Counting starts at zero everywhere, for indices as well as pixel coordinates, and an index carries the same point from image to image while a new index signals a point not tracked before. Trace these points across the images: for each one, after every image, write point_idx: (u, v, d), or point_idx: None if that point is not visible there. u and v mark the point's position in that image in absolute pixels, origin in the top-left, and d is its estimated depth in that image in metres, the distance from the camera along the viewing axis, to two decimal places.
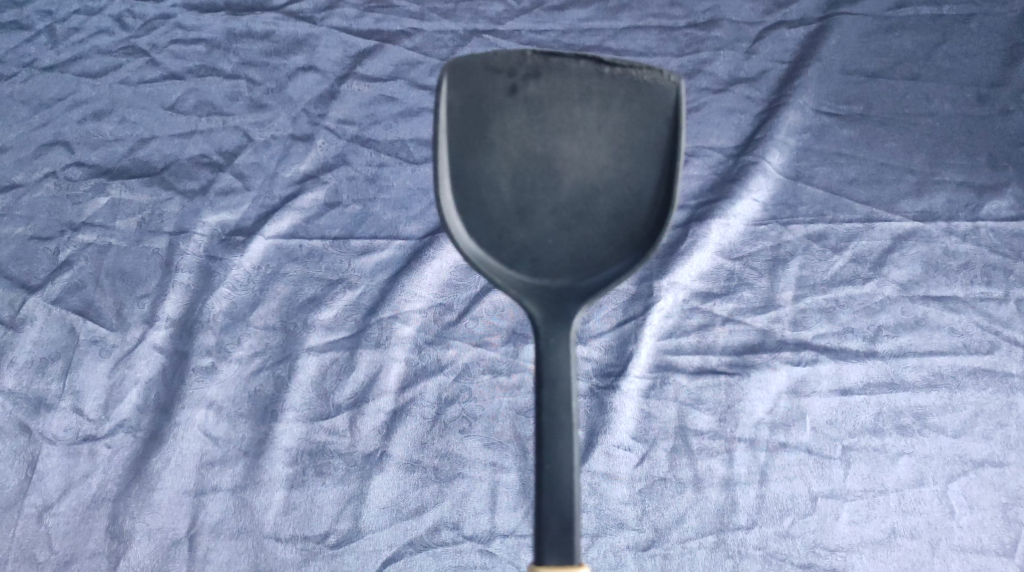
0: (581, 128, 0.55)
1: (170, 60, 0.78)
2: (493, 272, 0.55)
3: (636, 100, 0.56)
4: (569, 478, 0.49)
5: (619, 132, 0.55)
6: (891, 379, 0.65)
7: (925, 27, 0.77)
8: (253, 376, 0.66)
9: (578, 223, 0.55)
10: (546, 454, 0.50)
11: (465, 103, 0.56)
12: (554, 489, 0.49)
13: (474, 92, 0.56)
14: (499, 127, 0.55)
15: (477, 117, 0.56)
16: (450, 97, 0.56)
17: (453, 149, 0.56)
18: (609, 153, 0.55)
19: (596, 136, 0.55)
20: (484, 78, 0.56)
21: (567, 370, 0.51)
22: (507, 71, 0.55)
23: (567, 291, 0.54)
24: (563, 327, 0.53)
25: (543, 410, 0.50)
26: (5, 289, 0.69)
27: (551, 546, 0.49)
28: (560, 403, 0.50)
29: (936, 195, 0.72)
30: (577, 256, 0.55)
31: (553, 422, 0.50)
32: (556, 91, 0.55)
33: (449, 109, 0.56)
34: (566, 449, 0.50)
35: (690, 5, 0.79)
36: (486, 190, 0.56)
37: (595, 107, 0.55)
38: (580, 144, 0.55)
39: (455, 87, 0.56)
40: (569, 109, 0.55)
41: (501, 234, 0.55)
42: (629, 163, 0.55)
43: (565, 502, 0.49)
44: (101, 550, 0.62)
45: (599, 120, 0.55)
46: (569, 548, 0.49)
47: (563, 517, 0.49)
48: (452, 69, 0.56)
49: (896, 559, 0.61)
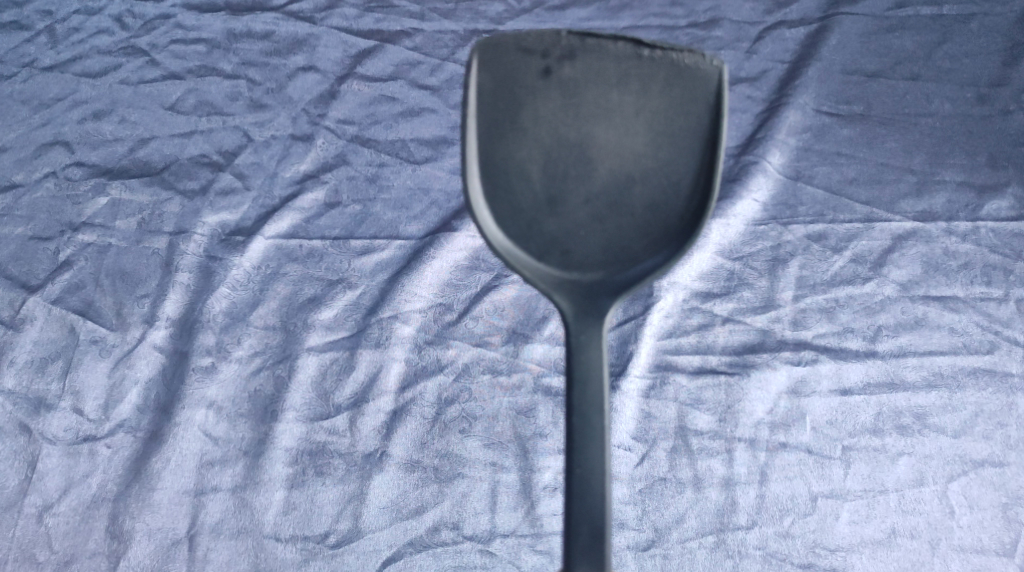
0: (619, 113, 0.50)
1: (170, 60, 0.79)
2: (521, 265, 0.50)
3: (676, 84, 0.51)
4: (600, 483, 0.45)
5: (657, 119, 0.50)
6: (891, 379, 0.65)
7: (924, 27, 0.78)
8: (252, 375, 0.66)
9: (613, 215, 0.50)
10: (576, 459, 0.45)
11: (496, 85, 0.51)
12: (585, 495, 0.45)
13: (506, 74, 0.51)
14: (531, 112, 0.50)
15: (507, 101, 0.51)
16: (480, 78, 0.51)
17: (480, 134, 0.51)
18: (647, 142, 0.50)
19: (634, 123, 0.50)
20: (516, 59, 0.51)
21: (598, 369, 0.46)
22: (541, 52, 0.50)
23: (598, 287, 0.50)
24: (594, 324, 0.48)
25: (572, 412, 0.45)
26: (5, 289, 0.69)
27: (581, 555, 0.44)
28: (591, 404, 0.45)
29: (936, 195, 0.72)
30: (611, 249, 0.50)
31: (584, 423, 0.45)
32: (593, 73, 0.50)
33: (479, 91, 0.51)
34: (597, 453, 0.45)
35: (690, 5, 0.80)
36: (516, 177, 0.51)
37: (633, 92, 0.50)
38: (616, 131, 0.50)
39: (486, 69, 0.51)
40: (606, 94, 0.50)
41: (531, 225, 0.51)
42: (668, 151, 0.50)
43: (597, 510, 0.44)
44: (101, 550, 0.62)
45: (637, 106, 0.50)
46: (601, 556, 0.44)
47: (594, 526, 0.44)
48: (482, 49, 0.51)
49: (895, 559, 0.61)
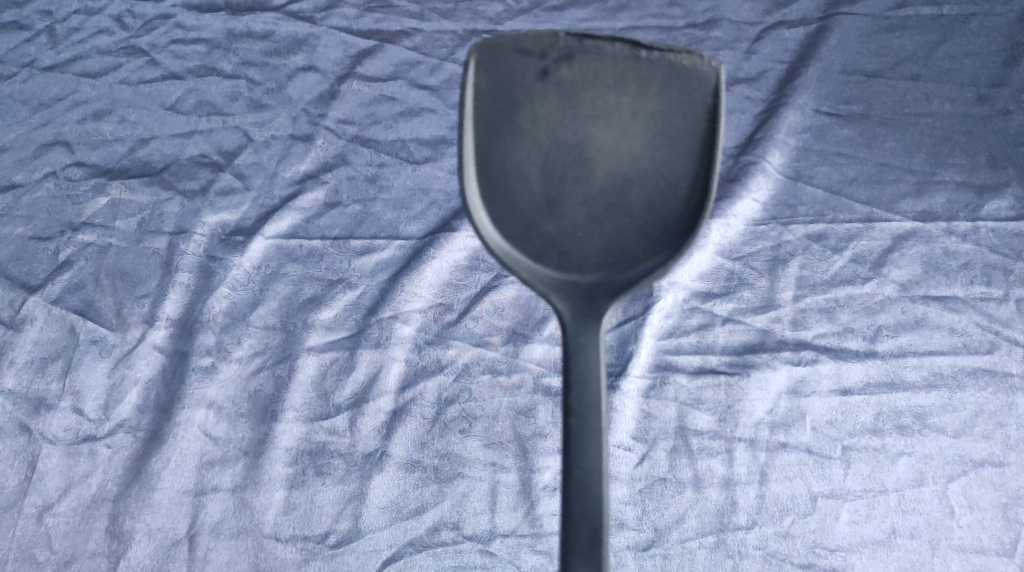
0: (616, 114, 0.50)
1: (170, 60, 0.79)
2: (519, 267, 0.50)
3: (674, 85, 0.51)
4: (598, 484, 0.45)
5: (654, 120, 0.50)
6: (891, 379, 0.65)
7: (924, 27, 0.78)
8: (252, 375, 0.66)
9: (611, 216, 0.50)
10: (574, 460, 0.45)
11: (494, 86, 0.51)
12: (583, 496, 0.44)
13: (503, 76, 0.51)
14: (528, 113, 0.50)
15: (505, 102, 0.51)
16: (478, 80, 0.51)
17: (478, 136, 0.51)
18: (645, 142, 0.50)
19: (631, 124, 0.50)
20: (514, 61, 0.51)
21: (596, 370, 0.46)
22: (539, 53, 0.50)
23: (597, 288, 0.50)
24: (593, 326, 0.48)
25: (570, 413, 0.45)
26: (5, 289, 0.69)
27: (579, 557, 0.44)
28: (589, 405, 0.45)
29: (936, 195, 0.72)
30: (609, 251, 0.50)
31: (582, 424, 0.45)
32: (590, 74, 0.50)
33: (477, 93, 0.51)
34: (595, 454, 0.45)
35: (688, 5, 0.80)
36: (514, 179, 0.51)
37: (630, 93, 0.50)
38: (614, 132, 0.50)
39: (483, 71, 0.51)
40: (603, 94, 0.50)
41: (529, 226, 0.51)
42: (666, 152, 0.50)
43: (595, 511, 0.44)
44: (101, 550, 0.62)
45: (634, 107, 0.50)
46: (598, 558, 0.44)
47: (592, 527, 0.44)
48: (480, 51, 0.51)
49: (896, 559, 0.61)
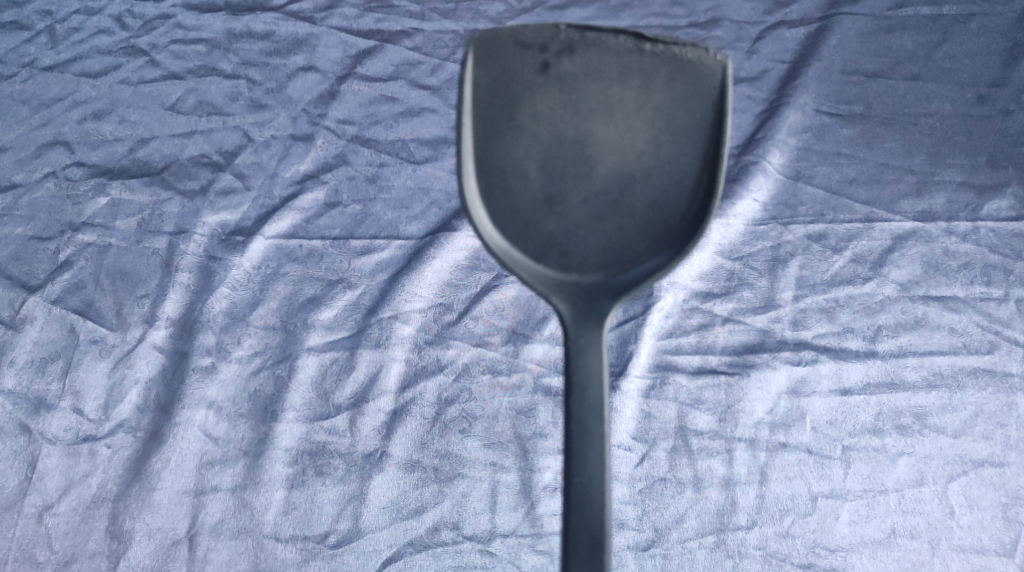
0: (619, 109, 0.50)
1: (169, 59, 0.79)
2: (517, 266, 0.50)
3: (679, 79, 0.50)
4: (598, 492, 0.44)
5: (658, 115, 0.50)
6: (891, 379, 0.65)
7: (924, 27, 0.78)
8: (252, 375, 0.66)
9: (612, 213, 0.50)
10: (574, 466, 0.45)
11: (493, 80, 0.51)
12: (583, 502, 0.44)
13: (503, 69, 0.51)
14: (528, 108, 0.50)
15: (504, 97, 0.50)
16: (476, 74, 0.51)
17: (477, 131, 0.51)
18: (648, 139, 0.50)
19: (635, 119, 0.50)
20: (514, 54, 0.50)
21: (598, 374, 0.46)
22: (539, 46, 0.50)
23: (598, 288, 0.50)
24: (593, 326, 0.48)
25: (571, 418, 0.45)
26: (5, 289, 0.69)
27: (578, 565, 0.44)
28: (590, 410, 0.45)
29: (936, 195, 0.72)
30: (610, 250, 0.50)
31: (583, 430, 0.45)
32: (592, 68, 0.50)
33: (475, 87, 0.51)
34: (596, 462, 0.45)
35: (689, 5, 0.80)
36: (514, 176, 0.50)
37: (635, 87, 0.50)
38: (617, 128, 0.50)
39: (482, 64, 0.51)
40: (606, 88, 0.50)
41: (529, 225, 0.50)
42: (670, 148, 0.50)
43: (595, 519, 0.44)
44: (101, 550, 0.62)
45: (638, 101, 0.50)
46: (598, 566, 0.44)
47: (592, 537, 0.44)
48: (478, 43, 0.51)
49: (896, 559, 0.61)
